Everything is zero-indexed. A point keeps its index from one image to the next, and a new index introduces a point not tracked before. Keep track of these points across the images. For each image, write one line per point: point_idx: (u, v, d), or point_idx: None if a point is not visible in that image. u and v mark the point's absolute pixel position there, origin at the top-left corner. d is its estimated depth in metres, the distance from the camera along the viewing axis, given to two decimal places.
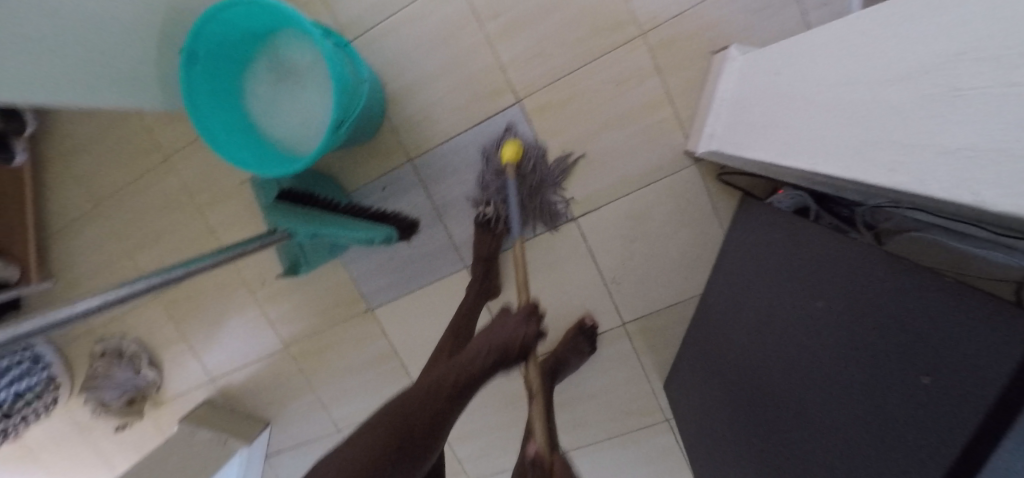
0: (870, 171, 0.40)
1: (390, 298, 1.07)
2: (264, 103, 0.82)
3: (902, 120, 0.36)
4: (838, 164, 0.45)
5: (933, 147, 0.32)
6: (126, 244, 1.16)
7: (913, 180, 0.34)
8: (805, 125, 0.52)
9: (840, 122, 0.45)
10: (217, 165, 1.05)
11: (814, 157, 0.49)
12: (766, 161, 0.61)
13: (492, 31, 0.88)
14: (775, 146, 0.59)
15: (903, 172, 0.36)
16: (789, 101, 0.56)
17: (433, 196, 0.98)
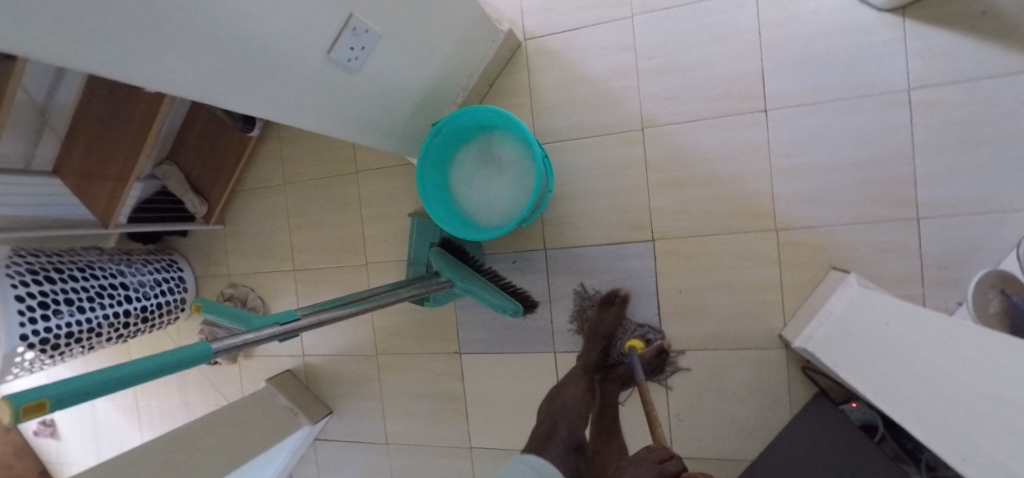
0: (944, 448, 0.52)
1: (479, 351, 1.23)
2: (465, 173, 1.05)
3: (976, 424, 0.49)
4: (919, 426, 0.58)
5: (996, 459, 0.44)
6: (291, 222, 1.41)
7: (975, 472, 0.47)
8: (901, 379, 0.64)
9: (927, 394, 0.58)
10: (392, 193, 1.29)
11: (902, 410, 0.62)
12: (855, 385, 0.73)
13: (653, 181, 1.08)
14: (866, 378, 0.71)
15: (969, 462, 0.48)
16: (889, 349, 0.69)
17: (551, 284, 1.15)
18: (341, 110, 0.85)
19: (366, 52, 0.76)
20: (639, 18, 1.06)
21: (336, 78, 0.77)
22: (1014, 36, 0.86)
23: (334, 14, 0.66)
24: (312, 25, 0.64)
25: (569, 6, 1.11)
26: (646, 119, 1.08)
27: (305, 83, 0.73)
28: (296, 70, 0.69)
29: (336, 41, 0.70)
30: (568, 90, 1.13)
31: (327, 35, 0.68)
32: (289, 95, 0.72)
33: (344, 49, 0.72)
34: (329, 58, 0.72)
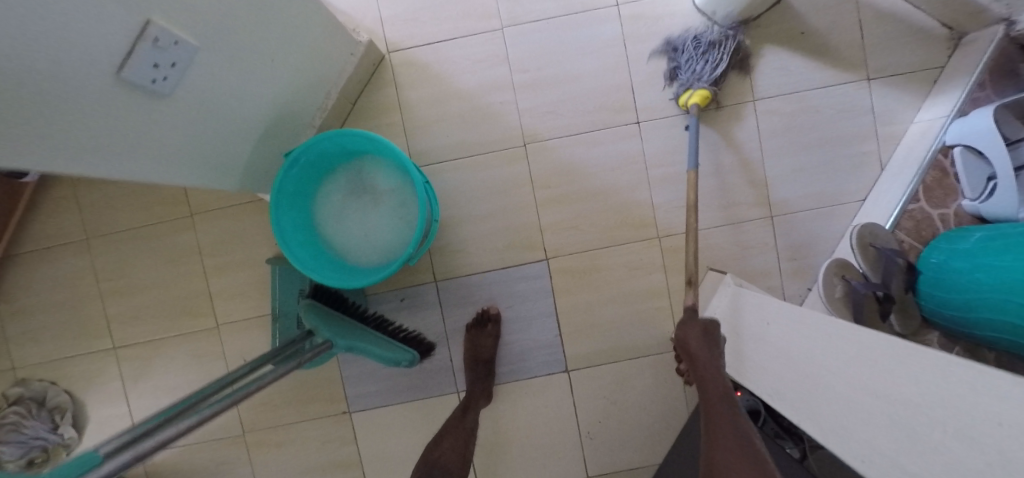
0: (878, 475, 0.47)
1: (374, 406, 1.07)
2: (333, 209, 0.88)
3: (910, 458, 0.44)
4: (848, 449, 0.53)
5: None
6: (103, 286, 1.09)
7: None
8: (815, 394, 0.62)
9: (845, 410, 0.55)
10: (243, 236, 1.06)
11: (827, 431, 0.58)
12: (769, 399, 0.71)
13: (542, 199, 1.02)
14: (771, 387, 0.71)
15: None
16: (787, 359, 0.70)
17: (447, 319, 1.05)
18: (133, 150, 0.58)
19: (187, 74, 0.58)
20: (511, 28, 1.01)
21: (139, 110, 0.56)
22: (828, 54, 1.00)
23: (119, 13, 0.46)
24: (89, 28, 0.44)
25: (434, 17, 1.01)
26: (527, 133, 1.01)
27: (90, 121, 0.51)
28: (74, 100, 0.47)
29: (136, 57, 0.51)
30: (443, 106, 1.01)
31: (112, 47, 0.48)
32: (62, 138, 0.49)
33: (145, 66, 0.52)
34: (121, 80, 0.51)
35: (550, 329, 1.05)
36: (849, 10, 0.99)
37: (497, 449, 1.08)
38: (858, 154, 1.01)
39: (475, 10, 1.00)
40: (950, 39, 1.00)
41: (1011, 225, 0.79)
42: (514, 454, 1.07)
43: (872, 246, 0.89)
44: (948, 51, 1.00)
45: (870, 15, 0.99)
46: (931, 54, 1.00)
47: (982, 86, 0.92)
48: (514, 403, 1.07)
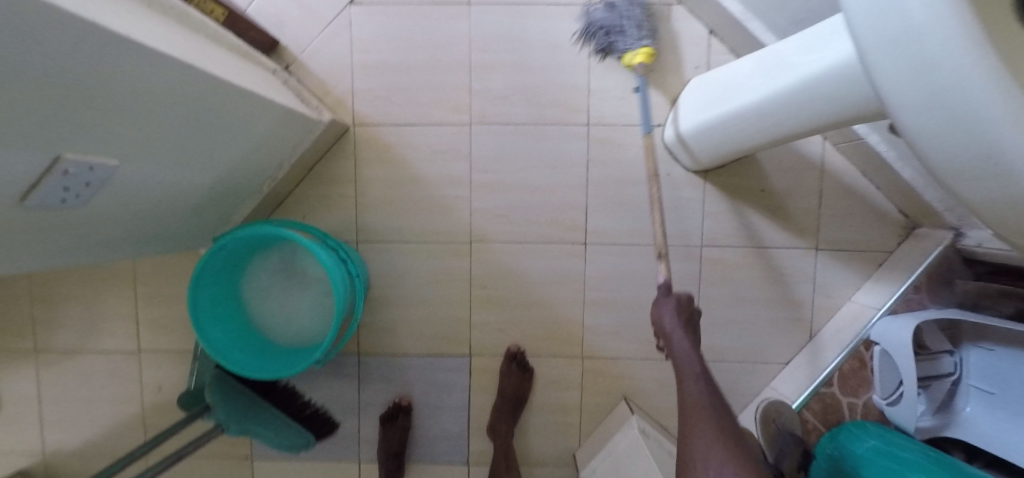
0: None
1: (275, 456, 1.07)
2: (261, 285, 0.90)
3: None
4: None
5: None
6: (32, 286, 1.08)
7: None
8: None
9: None
10: (178, 269, 1.06)
11: None
12: None
13: (477, 297, 1.05)
14: None
15: None
16: None
17: (362, 392, 1.06)
18: (33, 233, 0.60)
19: (104, 186, 0.60)
20: (477, 126, 1.01)
21: (44, 215, 0.57)
22: (782, 216, 1.00)
23: (30, 168, 0.47)
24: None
25: (409, 100, 1.01)
26: (474, 233, 1.03)
27: None
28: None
29: (44, 189, 0.52)
30: (398, 189, 1.03)
31: (17, 189, 0.50)
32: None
33: (53, 192, 0.54)
34: (23, 201, 0.53)
35: (460, 422, 1.06)
36: (811, 177, 0.99)
37: None
38: (793, 318, 1.02)
39: (445, 100, 1.01)
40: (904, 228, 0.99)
41: (902, 443, 0.80)
42: None
43: (775, 423, 0.95)
44: (900, 238, 0.99)
45: (831, 186, 0.99)
46: (882, 237, 0.99)
47: (916, 288, 0.92)
48: None
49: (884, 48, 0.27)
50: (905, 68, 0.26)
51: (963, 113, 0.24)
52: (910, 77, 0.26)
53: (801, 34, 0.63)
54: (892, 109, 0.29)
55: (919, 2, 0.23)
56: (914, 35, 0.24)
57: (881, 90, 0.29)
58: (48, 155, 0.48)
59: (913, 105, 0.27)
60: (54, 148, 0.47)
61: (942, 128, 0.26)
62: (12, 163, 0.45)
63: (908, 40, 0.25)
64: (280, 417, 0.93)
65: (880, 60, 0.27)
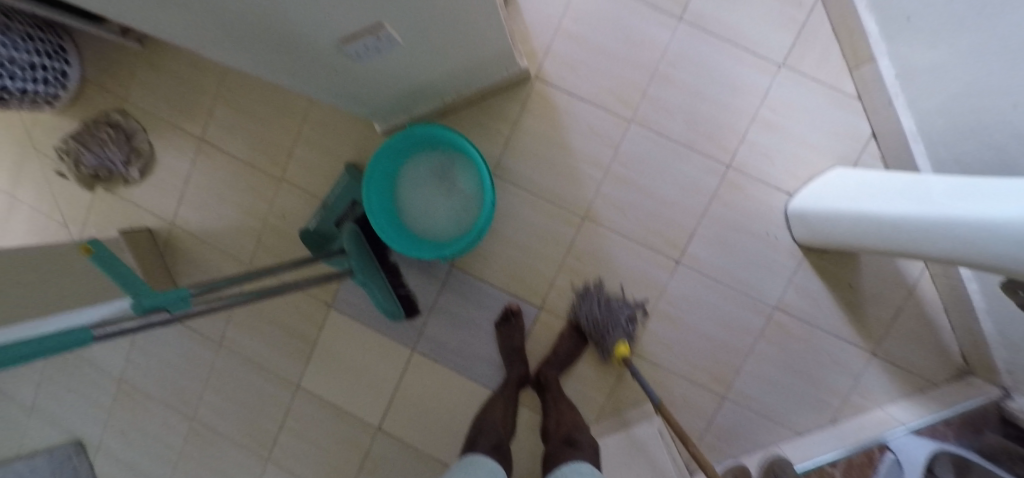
0: None
1: (348, 314, 1.23)
2: (415, 175, 1.05)
3: None
4: None
5: None
6: (221, 92, 1.26)
7: None
8: None
9: None
10: (340, 131, 1.21)
11: None
12: None
13: (568, 263, 1.17)
14: None
15: None
16: None
17: (440, 295, 1.20)
18: (317, 70, 0.77)
19: (385, 56, 0.75)
20: (636, 124, 1.12)
21: (338, 63, 0.75)
22: (857, 314, 1.10)
23: (367, 23, 0.62)
24: (330, 31, 0.62)
25: (591, 77, 1.12)
26: (592, 210, 1.15)
27: (302, 52, 0.69)
28: (294, 48, 0.67)
29: (351, 44, 0.69)
30: (546, 146, 1.15)
31: (346, 34, 0.65)
32: (274, 57, 0.69)
33: (359, 46, 0.69)
34: (338, 45, 0.68)
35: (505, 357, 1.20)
36: (899, 293, 1.08)
37: (409, 409, 1.23)
38: (825, 401, 1.12)
39: (620, 91, 1.12)
40: (957, 370, 1.09)
41: None
42: (418, 422, 1.23)
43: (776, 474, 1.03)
44: (949, 379, 1.09)
45: (913, 309, 1.07)
46: (935, 370, 1.08)
47: (947, 423, 1.02)
48: (444, 387, 1.22)
49: None
50: None
51: None
52: None
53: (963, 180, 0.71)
54: None
55: None
56: None
57: None
58: (373, 23, 0.63)
59: None
60: (379, 20, 0.62)
61: None
62: (365, 14, 0.59)
63: None
64: (378, 289, 1.08)
65: None
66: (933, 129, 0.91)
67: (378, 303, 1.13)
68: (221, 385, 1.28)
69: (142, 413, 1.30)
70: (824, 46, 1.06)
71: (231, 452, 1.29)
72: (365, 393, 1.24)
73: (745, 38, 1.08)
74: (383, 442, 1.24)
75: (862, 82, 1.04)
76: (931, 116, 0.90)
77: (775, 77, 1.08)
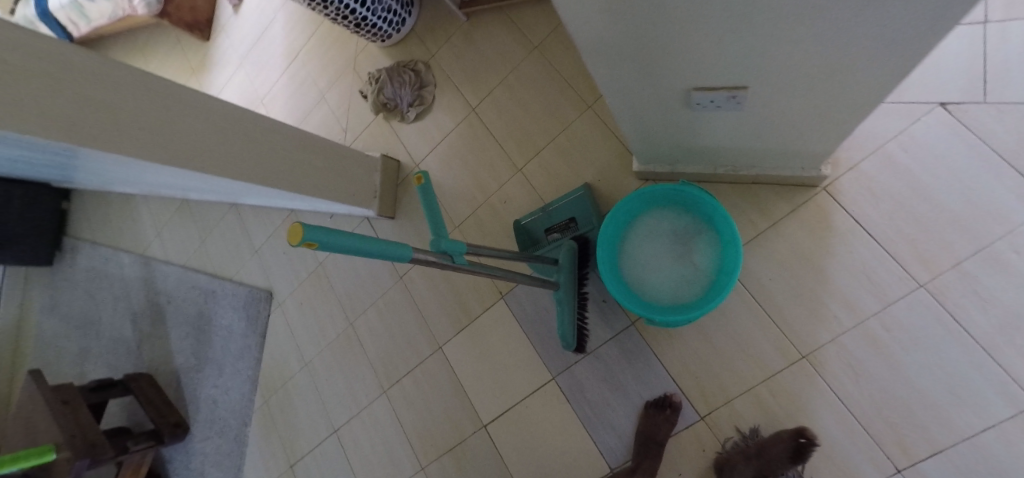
0: None
1: (513, 312, 1.26)
2: (655, 227, 1.06)
3: None
4: None
5: None
6: (507, 79, 1.40)
7: None
8: None
9: None
10: (591, 153, 1.26)
11: None
12: None
13: (759, 389, 1.02)
14: None
15: None
16: None
17: (605, 344, 1.16)
18: (642, 104, 0.84)
19: (724, 111, 0.76)
20: (925, 290, 0.93)
21: (674, 101, 0.78)
22: None
23: (740, 82, 0.65)
24: (709, 70, 0.64)
25: (889, 216, 0.97)
26: (817, 352, 0.99)
27: (652, 87, 0.75)
28: (656, 77, 0.70)
29: (707, 90, 0.71)
30: (797, 261, 1.03)
31: (708, 85, 0.69)
32: (629, 82, 0.75)
33: (706, 98, 0.73)
34: (687, 91, 0.73)
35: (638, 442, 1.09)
36: None
37: (519, 429, 1.20)
38: None
39: (921, 245, 0.94)
40: None
41: None
42: (523, 447, 1.19)
43: None
44: None
45: None
46: None
47: None
48: (564, 431, 1.16)
49: None
50: None
51: None
52: None
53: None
54: None
55: None
56: None
57: None
58: (754, 76, 0.62)
59: None
60: (770, 73, 0.61)
61: None
62: (748, 73, 0.62)
63: None
64: (568, 311, 1.10)
65: None
66: None
67: (558, 327, 1.14)
68: (383, 311, 1.41)
69: (319, 299, 1.52)
70: None
71: (360, 368, 1.42)
72: (490, 389, 1.25)
73: None
74: (482, 444, 1.23)
75: None
76: None
77: None
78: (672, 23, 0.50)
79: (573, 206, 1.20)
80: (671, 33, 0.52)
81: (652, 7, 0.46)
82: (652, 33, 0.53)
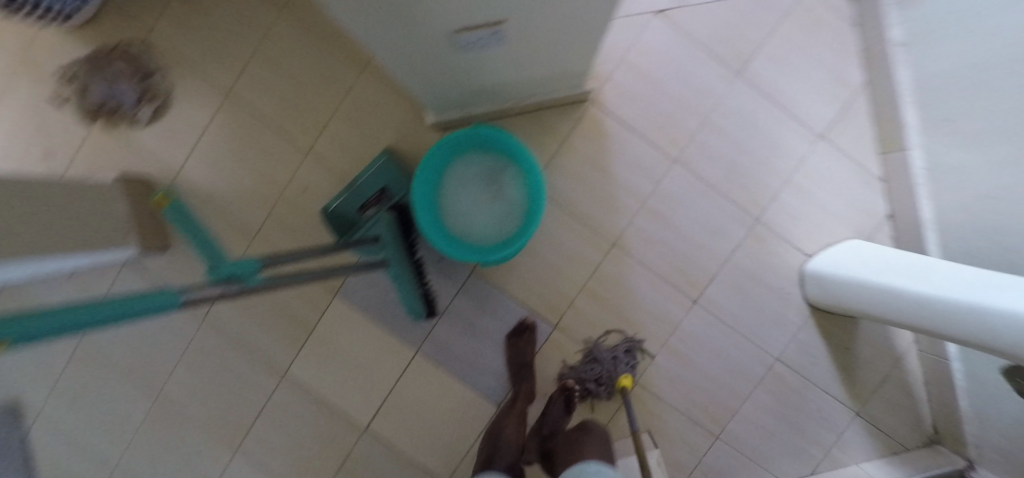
0: None
1: (355, 304, 1.17)
2: (464, 175, 1.07)
3: None
4: None
5: None
6: (255, 49, 1.17)
7: None
8: None
9: None
10: (382, 116, 1.17)
11: None
12: None
13: (590, 287, 1.18)
14: None
15: None
16: None
17: (456, 300, 1.17)
18: (413, 55, 0.79)
19: (492, 46, 0.76)
20: (678, 166, 1.16)
21: (444, 46, 0.76)
22: (848, 375, 1.17)
23: (496, 15, 0.66)
24: (464, 9, 0.63)
25: (643, 112, 1.15)
26: (622, 240, 1.17)
27: (416, 35, 0.71)
28: (413, 24, 0.66)
29: (471, 30, 0.71)
30: (590, 170, 1.17)
31: (468, 23, 0.68)
32: (391, 33, 0.69)
33: (471, 36, 0.72)
34: (452, 33, 0.72)
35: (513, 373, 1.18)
36: (888, 359, 1.17)
37: (402, 413, 1.17)
38: (808, 453, 1.18)
39: (668, 130, 1.15)
40: (927, 436, 1.18)
41: None
42: (410, 427, 1.17)
43: None
44: (918, 443, 1.18)
45: (897, 376, 1.17)
46: (906, 435, 1.18)
47: None
48: (444, 393, 1.18)
49: None
50: None
51: None
52: None
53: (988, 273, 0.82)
54: None
55: None
56: None
57: None
58: (509, 11, 0.65)
59: None
60: (520, 4, 0.63)
61: None
62: (499, 6, 0.63)
63: None
64: (408, 284, 1.08)
65: None
66: (951, 219, 1.00)
67: (404, 299, 1.12)
68: (198, 360, 1.17)
69: (100, 379, 1.17)
70: (862, 126, 1.15)
71: (196, 433, 1.18)
72: (358, 389, 1.17)
73: (794, 104, 1.14)
74: (369, 443, 1.17)
75: (886, 163, 1.13)
76: (951, 208, 1.00)
77: (811, 146, 1.15)
78: None
79: (381, 173, 1.12)
80: None
81: None
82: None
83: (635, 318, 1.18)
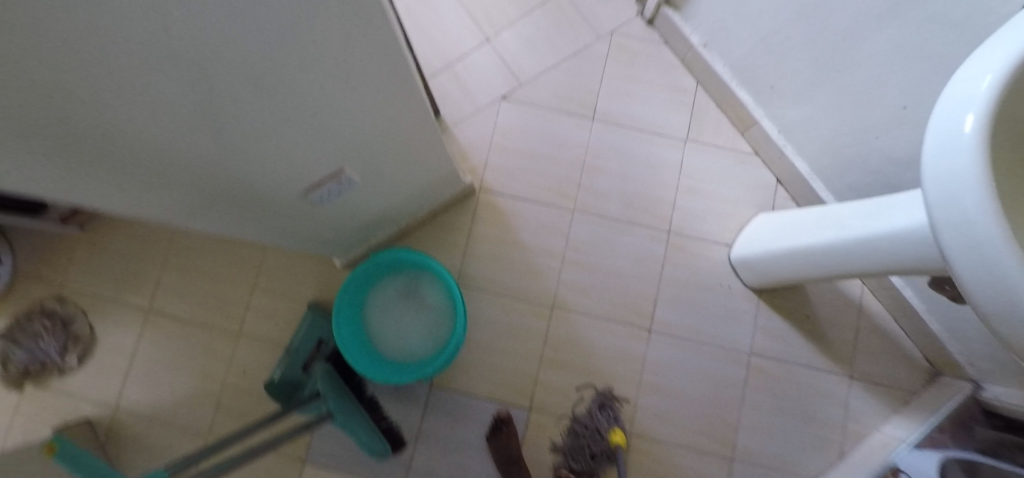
0: None
1: (326, 465, 1.12)
2: (383, 299, 1.08)
3: None
4: None
5: None
6: (167, 260, 1.24)
7: None
8: None
9: None
10: (298, 274, 1.22)
11: None
12: None
13: (547, 355, 1.17)
14: None
15: None
16: None
17: (424, 421, 1.14)
18: (281, 221, 0.83)
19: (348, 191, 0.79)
20: (579, 214, 1.22)
21: (304, 207, 0.79)
22: (821, 341, 1.16)
23: (328, 168, 0.69)
24: (288, 174, 0.66)
25: (528, 180, 1.24)
26: (557, 300, 1.19)
27: (267, 206, 0.74)
28: (251, 199, 0.69)
29: (318, 186, 0.74)
30: (502, 248, 1.21)
31: (308, 182, 0.71)
32: (239, 211, 0.73)
33: (322, 192, 0.75)
34: (302, 195, 0.75)
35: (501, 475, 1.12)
36: (850, 311, 1.17)
37: None
38: (826, 436, 1.12)
39: (556, 186, 1.23)
40: (927, 372, 1.14)
41: None
42: None
43: None
44: (924, 382, 1.13)
45: (867, 323, 1.16)
46: (907, 379, 1.14)
47: (939, 430, 1.01)
48: None
49: (946, 221, 0.45)
50: (955, 234, 0.44)
51: (1001, 270, 0.41)
52: (960, 241, 0.44)
53: (861, 205, 0.83)
54: (951, 263, 0.46)
55: (972, 206, 0.42)
56: (970, 223, 0.43)
57: (945, 250, 0.46)
58: (336, 157, 0.68)
59: (961, 256, 0.44)
60: (341, 151, 0.66)
61: (987, 280, 0.42)
62: (320, 160, 0.66)
63: (960, 224, 0.44)
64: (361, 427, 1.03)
65: (943, 233, 0.46)
66: (825, 165, 1.07)
67: (362, 446, 1.06)
68: None
69: None
70: (715, 119, 1.26)
71: None
72: None
73: (653, 124, 1.25)
74: None
75: (753, 141, 1.22)
76: (819, 158, 1.07)
77: (684, 151, 1.24)
78: (165, 158, 0.48)
79: (311, 329, 1.15)
80: (182, 163, 0.51)
81: (111, 155, 0.44)
82: (178, 161, 0.50)
83: (600, 368, 1.16)
